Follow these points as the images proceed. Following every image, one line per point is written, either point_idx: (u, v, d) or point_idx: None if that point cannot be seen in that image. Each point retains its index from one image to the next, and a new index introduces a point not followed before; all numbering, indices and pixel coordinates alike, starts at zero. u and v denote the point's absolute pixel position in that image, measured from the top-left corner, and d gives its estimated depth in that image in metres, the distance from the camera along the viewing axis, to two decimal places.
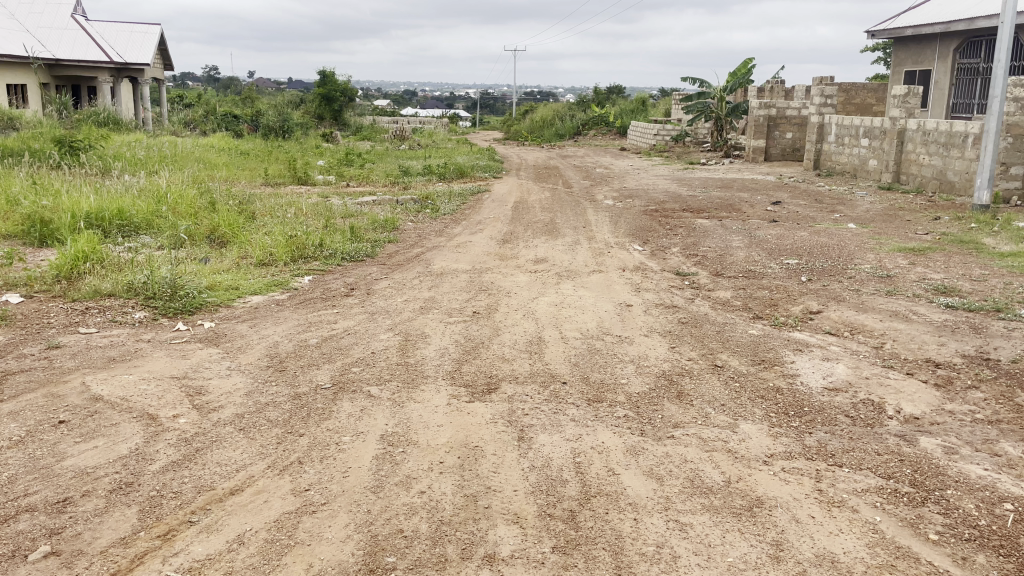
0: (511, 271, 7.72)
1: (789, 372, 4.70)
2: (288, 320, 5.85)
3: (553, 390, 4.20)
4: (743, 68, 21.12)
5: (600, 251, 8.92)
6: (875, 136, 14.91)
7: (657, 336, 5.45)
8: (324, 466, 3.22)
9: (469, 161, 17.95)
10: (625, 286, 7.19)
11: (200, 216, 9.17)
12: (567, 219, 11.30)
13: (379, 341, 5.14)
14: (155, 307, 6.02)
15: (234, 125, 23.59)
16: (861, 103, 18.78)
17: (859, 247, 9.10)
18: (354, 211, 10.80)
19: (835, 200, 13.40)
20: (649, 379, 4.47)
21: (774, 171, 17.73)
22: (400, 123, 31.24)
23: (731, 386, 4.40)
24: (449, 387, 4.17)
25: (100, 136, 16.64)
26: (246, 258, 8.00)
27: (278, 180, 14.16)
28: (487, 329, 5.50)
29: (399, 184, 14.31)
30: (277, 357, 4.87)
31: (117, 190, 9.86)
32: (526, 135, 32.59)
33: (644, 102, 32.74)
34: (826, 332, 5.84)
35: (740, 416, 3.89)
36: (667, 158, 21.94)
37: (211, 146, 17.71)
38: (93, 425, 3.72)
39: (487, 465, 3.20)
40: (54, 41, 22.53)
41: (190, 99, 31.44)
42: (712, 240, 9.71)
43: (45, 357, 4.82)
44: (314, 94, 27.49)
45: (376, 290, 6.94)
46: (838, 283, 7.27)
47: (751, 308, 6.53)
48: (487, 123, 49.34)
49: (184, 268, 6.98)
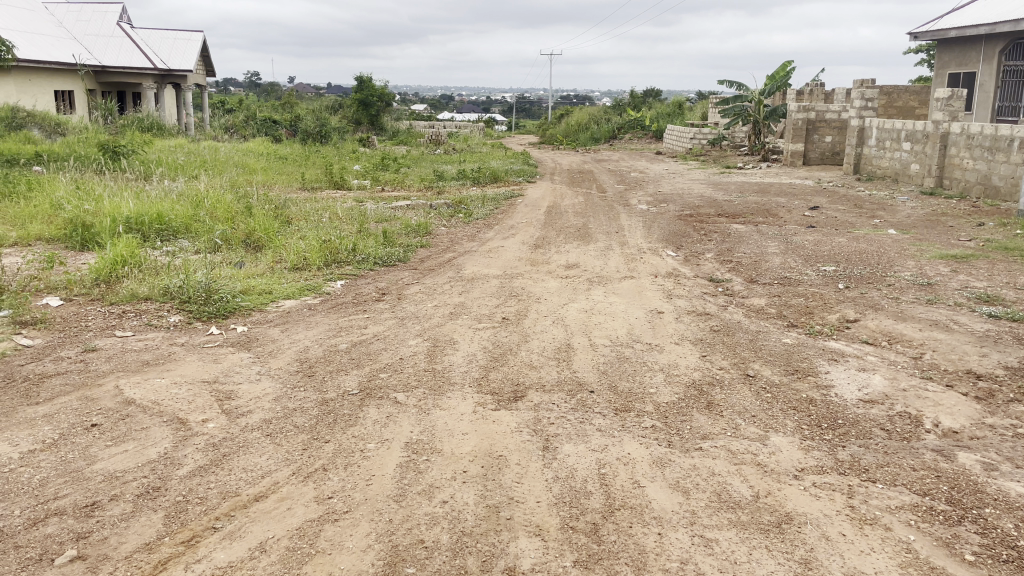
0: (543, 277, 7.69)
1: (823, 382, 4.60)
2: (320, 325, 5.89)
3: (580, 398, 4.16)
4: (782, 71, 20.85)
5: (632, 257, 8.85)
6: (917, 140, 14.60)
7: (688, 344, 5.38)
8: (348, 474, 3.22)
9: (503, 166, 17.97)
10: (657, 292, 7.12)
11: (237, 220, 9.30)
12: (600, 223, 11.23)
13: (408, 347, 5.15)
14: (190, 310, 6.10)
15: (273, 130, 23.93)
16: (903, 106, 18.41)
17: (900, 253, 8.91)
18: (388, 216, 10.86)
19: (875, 205, 13.14)
20: (678, 388, 4.41)
21: (813, 175, 17.45)
22: (436, 127, 31.41)
23: (763, 397, 4.32)
24: (475, 394, 4.16)
25: (143, 140, 16.98)
26: (280, 263, 8.08)
27: (314, 185, 14.31)
28: (516, 335, 5.48)
29: (433, 189, 14.37)
30: (307, 362, 4.91)
31: (157, 195, 10.04)
32: (561, 139, 32.56)
33: (681, 105, 32.47)
34: (863, 341, 5.71)
35: (772, 428, 3.81)
36: (703, 162, 21.74)
37: (250, 150, 17.97)
38: (124, 429, 3.78)
39: (510, 475, 3.17)
40: (101, 48, 23.09)
41: (231, 104, 31.95)
42: (747, 246, 9.58)
43: (82, 360, 4.92)
44: (351, 99, 27.77)
45: (407, 295, 6.96)
46: (876, 291, 7.12)
47: (786, 316, 6.42)
48: (524, 127, 49.32)
49: (219, 272, 7.07)
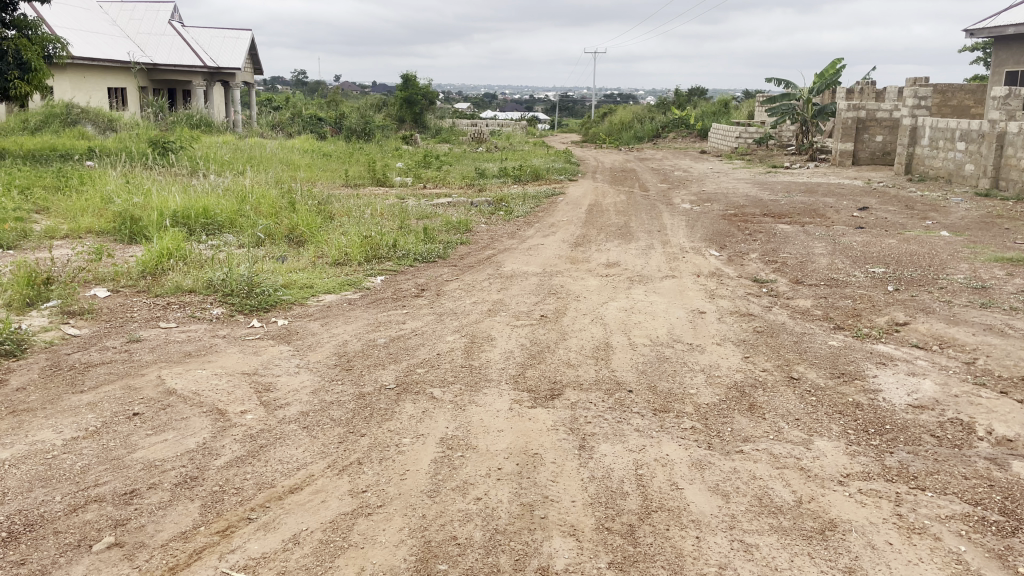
0: (582, 275, 7.62)
1: (871, 387, 4.46)
2: (359, 319, 5.91)
3: (618, 398, 4.10)
4: (831, 69, 20.44)
5: (674, 256, 8.73)
6: (972, 140, 14.17)
7: (730, 345, 5.27)
8: (382, 468, 3.20)
9: (545, 164, 17.92)
10: (699, 292, 7.01)
11: (281, 215, 9.40)
12: (642, 222, 11.11)
13: (445, 343, 5.14)
14: (232, 303, 6.18)
15: (318, 127, 24.21)
16: (958, 104, 17.89)
17: (953, 256, 8.64)
18: (429, 213, 10.88)
19: (927, 206, 12.78)
20: (719, 390, 4.32)
21: (862, 175, 17.07)
22: (478, 125, 31.45)
23: (807, 400, 4.20)
24: (512, 391, 4.11)
25: (191, 137, 17.31)
26: (321, 257, 8.14)
27: (357, 181, 14.41)
28: (554, 333, 5.43)
29: (475, 186, 14.37)
30: (345, 356, 4.92)
31: (204, 190, 10.21)
32: (604, 138, 32.37)
33: (727, 104, 32.02)
34: (913, 345, 5.54)
35: (816, 432, 3.70)
36: (749, 162, 21.41)
37: (296, 147, 18.20)
38: (164, 418, 3.83)
39: (546, 473, 3.13)
40: (153, 46, 23.60)
41: (278, 102, 32.39)
42: (793, 247, 9.38)
43: (127, 350, 5.00)
44: (395, 97, 27.98)
45: (446, 291, 6.95)
46: (928, 293, 6.90)
47: (833, 318, 6.26)
48: (567, 125, 49.12)
49: (262, 266, 7.15)
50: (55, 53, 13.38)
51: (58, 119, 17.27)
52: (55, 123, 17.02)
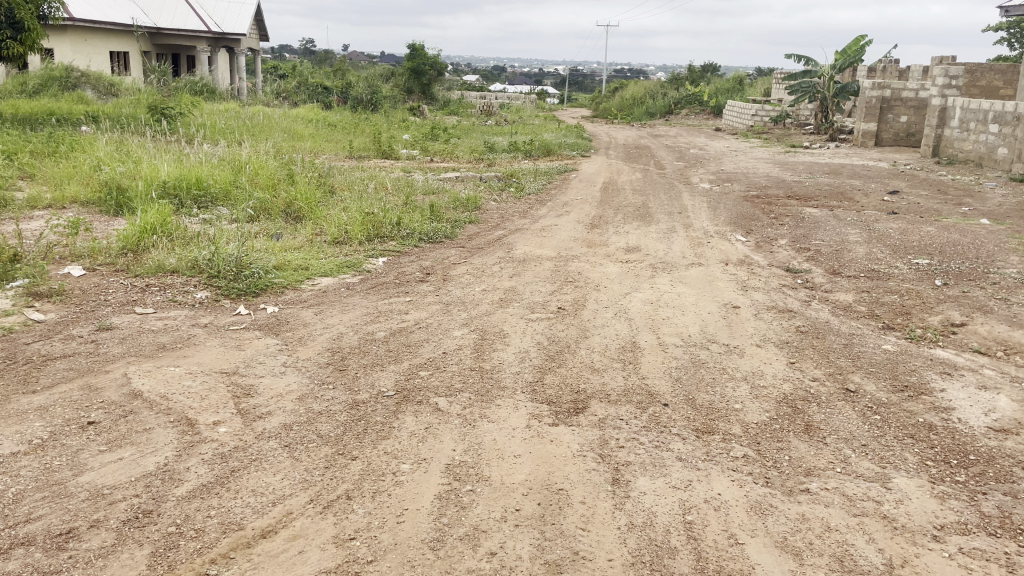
0: (601, 260, 7.04)
1: (941, 403, 3.88)
2: (357, 308, 5.34)
3: (653, 413, 3.53)
4: (855, 45, 19.62)
5: (699, 241, 8.11)
6: (1006, 122, 13.45)
7: (772, 348, 4.70)
8: (374, 505, 2.65)
9: (557, 139, 17.23)
10: (729, 283, 6.41)
11: (279, 188, 8.81)
12: (661, 203, 10.47)
13: (453, 340, 4.56)
14: (218, 286, 5.61)
15: (323, 97, 23.52)
16: (987, 85, 17.11)
17: (1000, 246, 8.01)
18: (437, 189, 10.27)
19: (960, 191, 12.11)
20: (769, 405, 3.74)
21: (887, 157, 16.37)
22: (488, 98, 30.62)
23: (870, 420, 3.63)
24: (530, 404, 3.54)
25: (192, 103, 16.65)
26: (320, 235, 7.57)
27: (361, 153, 13.78)
28: (574, 329, 4.84)
29: (484, 160, 13.74)
30: (339, 352, 4.36)
31: (198, 160, 9.61)
32: (615, 114, 31.49)
33: (741, 82, 31.22)
34: (974, 351, 4.95)
35: (890, 464, 3.14)
36: (766, 141, 20.67)
37: (299, 116, 17.51)
38: (123, 430, 3.26)
39: (574, 518, 2.57)
40: (156, 10, 22.87)
41: (284, 69, 31.62)
42: (824, 233, 8.76)
43: (93, 340, 4.43)
44: (403, 67, 27.19)
45: (454, 276, 6.37)
46: (980, 290, 6.30)
47: (879, 316, 5.67)
48: (576, 100, 48.26)
49: (253, 244, 6.59)
50: (51, 13, 12.70)
51: (56, 82, 16.64)
52: (53, 86, 16.40)
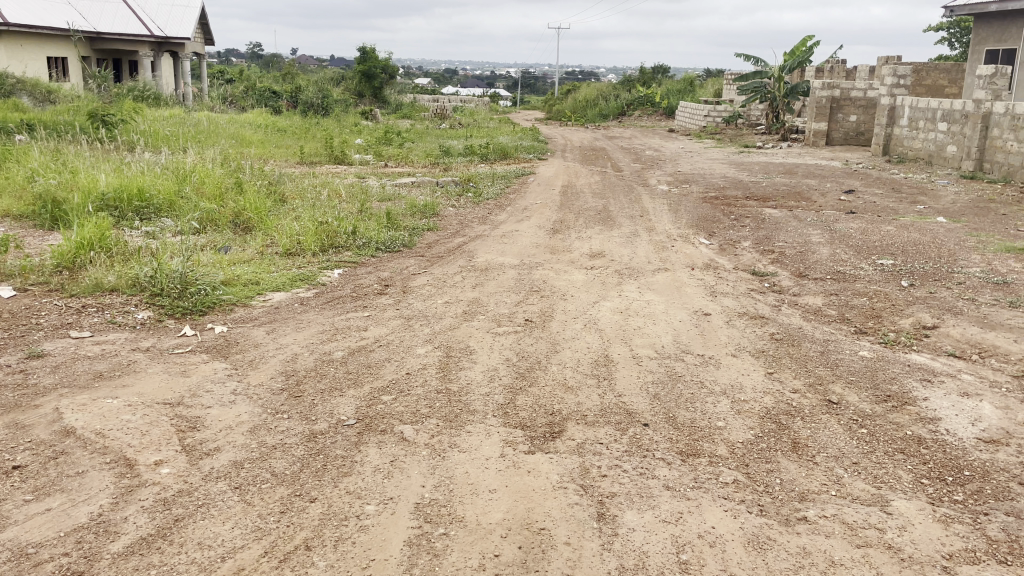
0: (566, 267, 6.84)
1: (926, 413, 3.75)
2: (312, 325, 5.04)
3: (634, 435, 3.32)
4: (803, 46, 19.81)
5: (662, 245, 7.96)
6: (954, 120, 13.63)
7: (748, 358, 4.53)
8: (337, 557, 2.38)
9: (512, 141, 17.03)
10: (698, 288, 6.25)
11: (226, 198, 8.43)
12: (621, 206, 10.32)
13: (416, 359, 4.30)
14: (161, 304, 5.25)
15: (272, 102, 22.98)
16: (933, 84, 17.39)
17: (960, 245, 8.02)
18: (392, 195, 9.98)
19: (913, 189, 12.21)
20: (753, 422, 3.56)
21: (839, 156, 16.52)
22: (440, 101, 30.30)
23: (858, 435, 3.47)
24: (502, 429, 3.30)
25: (134, 109, 16.05)
26: (271, 247, 7.23)
27: (313, 159, 13.40)
28: (543, 343, 4.62)
29: (439, 165, 13.47)
30: (294, 376, 4.06)
31: (140, 169, 9.16)
32: (568, 115, 31.45)
33: (692, 83, 31.47)
34: (950, 355, 4.85)
35: (885, 485, 2.98)
36: (720, 141, 20.76)
37: (247, 122, 16.99)
38: (52, 474, 2.93)
39: (559, 564, 2.35)
40: (96, 14, 22.08)
41: (231, 74, 30.88)
42: (786, 234, 8.69)
43: (22, 370, 4.06)
44: (354, 70, 26.73)
45: (414, 288, 6.10)
46: (947, 290, 6.24)
47: (850, 320, 5.56)
48: (529, 102, 48.19)
49: (199, 258, 6.23)
50: None
51: None
52: None
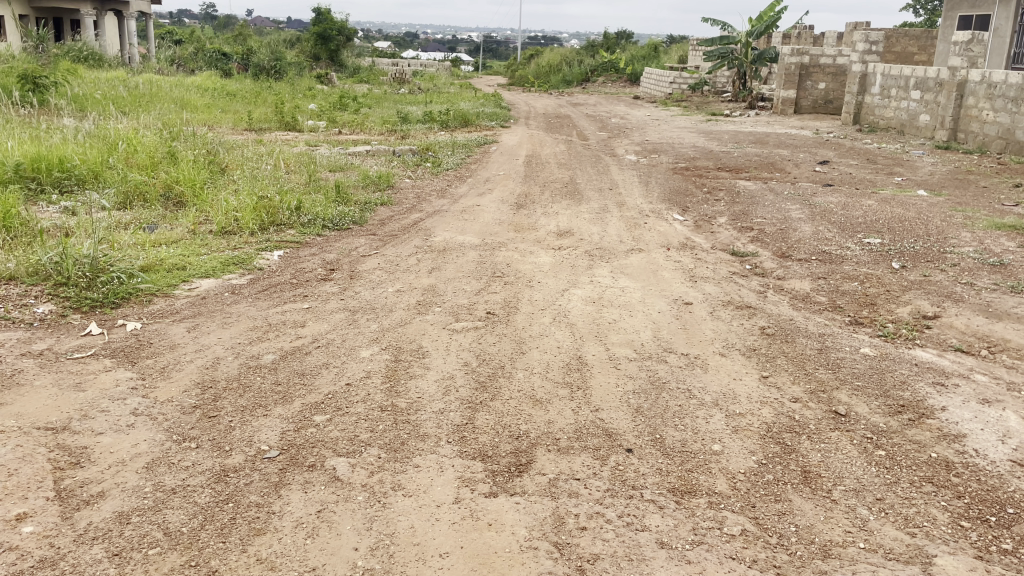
0: (531, 248, 6.25)
1: (949, 428, 3.25)
2: (242, 320, 4.39)
3: (616, 467, 2.76)
4: (770, 11, 19.22)
5: (635, 222, 7.41)
6: (927, 89, 13.22)
7: (739, 358, 4.00)
8: None
9: (475, 108, 16.29)
10: (675, 271, 5.71)
11: (158, 169, 7.66)
12: (589, 178, 9.73)
13: (359, 365, 3.67)
14: (66, 296, 4.55)
15: (222, 64, 21.82)
16: (903, 51, 16.98)
17: (947, 221, 7.57)
18: (343, 164, 9.25)
19: (888, 160, 11.80)
20: (754, 444, 3.03)
21: (809, 125, 16.09)
22: (400, 65, 29.30)
23: (875, 460, 2.95)
24: (458, 463, 2.72)
25: (68, 69, 14.96)
26: (204, 224, 6.52)
27: (262, 125, 12.56)
28: (507, 342, 4.03)
29: (397, 132, 12.72)
30: (211, 388, 3.41)
31: (62, 136, 8.31)
32: (531, 81, 30.66)
33: (656, 48, 30.81)
34: (957, 351, 4.36)
35: (920, 531, 2.47)
36: (687, 108, 20.21)
37: (193, 85, 16.00)
38: None
39: None
40: None
41: (180, 35, 29.41)
42: (763, 209, 8.18)
43: None
44: (309, 32, 25.58)
45: (363, 273, 5.45)
46: (941, 274, 5.78)
47: (843, 309, 5.06)
48: (491, 67, 47.14)
49: (117, 239, 5.52)
50: None
51: None
52: None
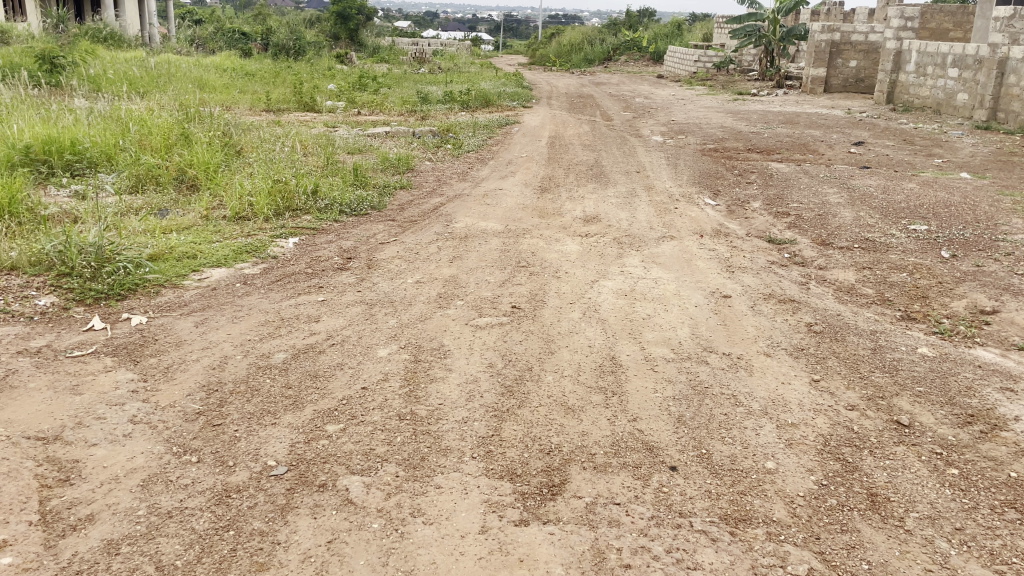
0: (556, 235, 5.94)
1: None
2: (253, 314, 4.13)
3: (660, 489, 2.47)
4: None
5: (664, 207, 7.06)
6: (966, 66, 12.68)
7: (786, 359, 3.68)
8: None
9: (496, 88, 15.91)
10: (710, 261, 5.39)
11: (172, 151, 7.41)
12: (615, 160, 9.38)
13: (376, 366, 3.40)
14: (69, 288, 4.32)
15: (241, 44, 21.54)
16: (938, 27, 16.36)
17: (994, 206, 7.17)
18: (362, 146, 8.97)
19: (926, 141, 11.33)
20: (811, 461, 2.73)
21: (841, 104, 15.56)
22: (420, 44, 28.89)
23: (949, 481, 2.65)
24: (484, 484, 2.44)
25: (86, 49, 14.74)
26: (216, 210, 6.27)
27: (280, 106, 12.29)
28: (535, 341, 3.74)
29: (417, 113, 12.40)
30: (216, 392, 3.15)
31: (74, 117, 8.08)
32: (553, 60, 30.14)
33: (679, 26, 30.15)
34: (1021, 350, 4.02)
35: (1010, 570, 2.17)
36: (712, 87, 19.68)
37: (211, 65, 15.76)
38: None
39: None
40: None
41: (201, 14, 29.15)
42: (798, 193, 7.81)
43: None
44: (329, 11, 25.21)
45: (381, 262, 5.18)
46: (995, 263, 5.41)
47: (893, 302, 4.72)
48: (510, 47, 46.51)
49: (125, 226, 5.28)
50: None
51: None
52: None
